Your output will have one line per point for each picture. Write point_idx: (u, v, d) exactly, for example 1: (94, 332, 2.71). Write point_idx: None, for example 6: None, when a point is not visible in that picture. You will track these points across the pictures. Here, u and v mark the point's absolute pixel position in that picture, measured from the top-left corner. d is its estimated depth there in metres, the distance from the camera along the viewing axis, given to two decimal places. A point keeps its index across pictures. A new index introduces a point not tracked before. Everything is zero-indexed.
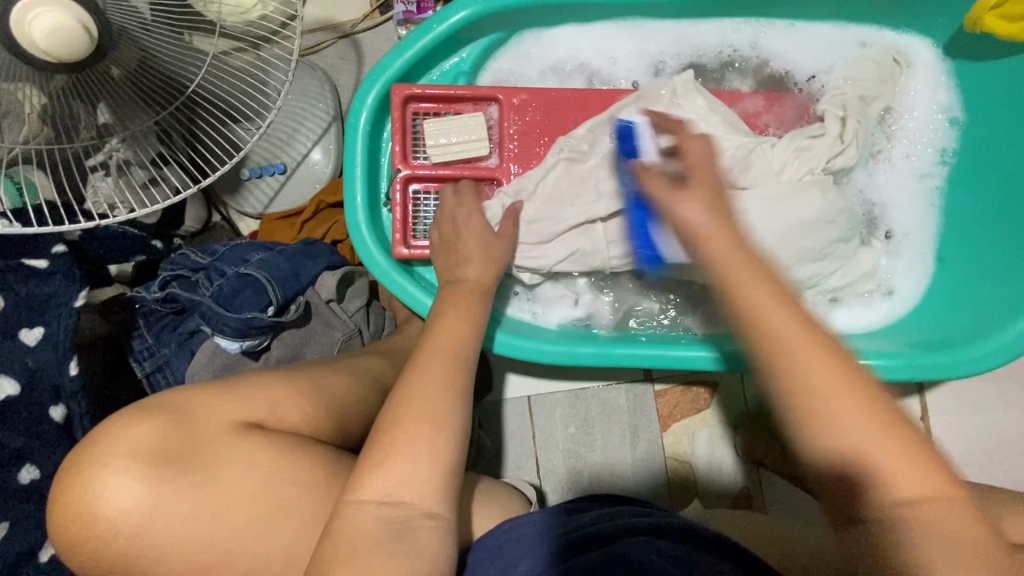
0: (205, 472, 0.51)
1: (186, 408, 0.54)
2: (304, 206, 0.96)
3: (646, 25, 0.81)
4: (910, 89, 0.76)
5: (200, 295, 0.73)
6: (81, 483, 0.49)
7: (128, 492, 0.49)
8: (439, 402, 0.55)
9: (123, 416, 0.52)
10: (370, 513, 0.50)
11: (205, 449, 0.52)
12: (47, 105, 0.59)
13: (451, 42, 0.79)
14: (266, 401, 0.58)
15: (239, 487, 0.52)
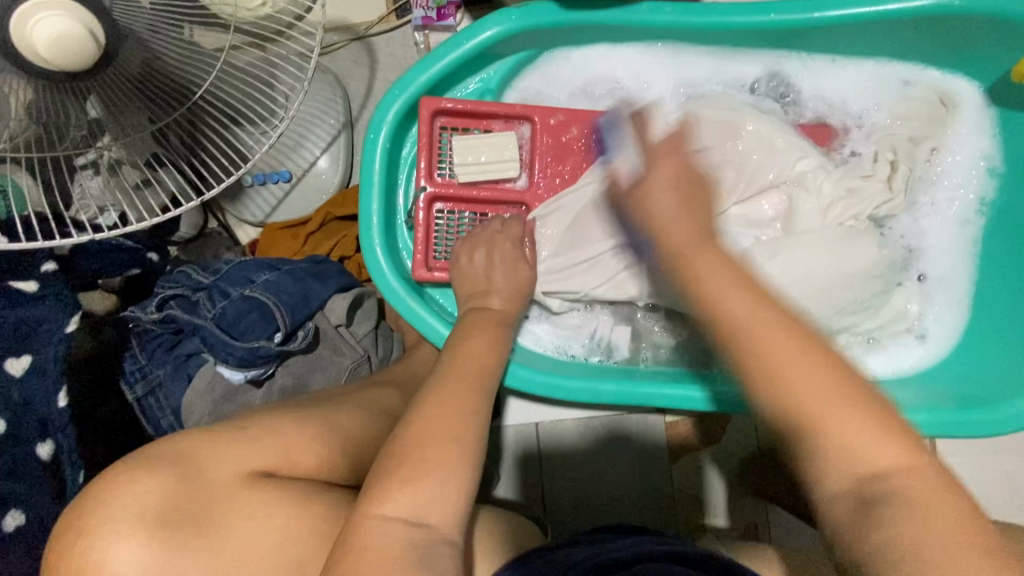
0: (214, 533, 0.48)
1: (191, 458, 0.49)
2: (309, 217, 0.92)
3: (679, 51, 0.78)
4: (948, 133, 0.75)
5: (201, 317, 0.68)
6: (76, 546, 0.45)
7: (130, 556, 0.45)
8: (467, 453, 0.52)
9: (122, 471, 0.48)
10: (394, 538, 0.47)
11: (214, 506, 0.48)
12: (36, 101, 0.53)
13: (479, 58, 0.75)
14: (277, 446, 0.53)
15: (254, 547, 0.48)
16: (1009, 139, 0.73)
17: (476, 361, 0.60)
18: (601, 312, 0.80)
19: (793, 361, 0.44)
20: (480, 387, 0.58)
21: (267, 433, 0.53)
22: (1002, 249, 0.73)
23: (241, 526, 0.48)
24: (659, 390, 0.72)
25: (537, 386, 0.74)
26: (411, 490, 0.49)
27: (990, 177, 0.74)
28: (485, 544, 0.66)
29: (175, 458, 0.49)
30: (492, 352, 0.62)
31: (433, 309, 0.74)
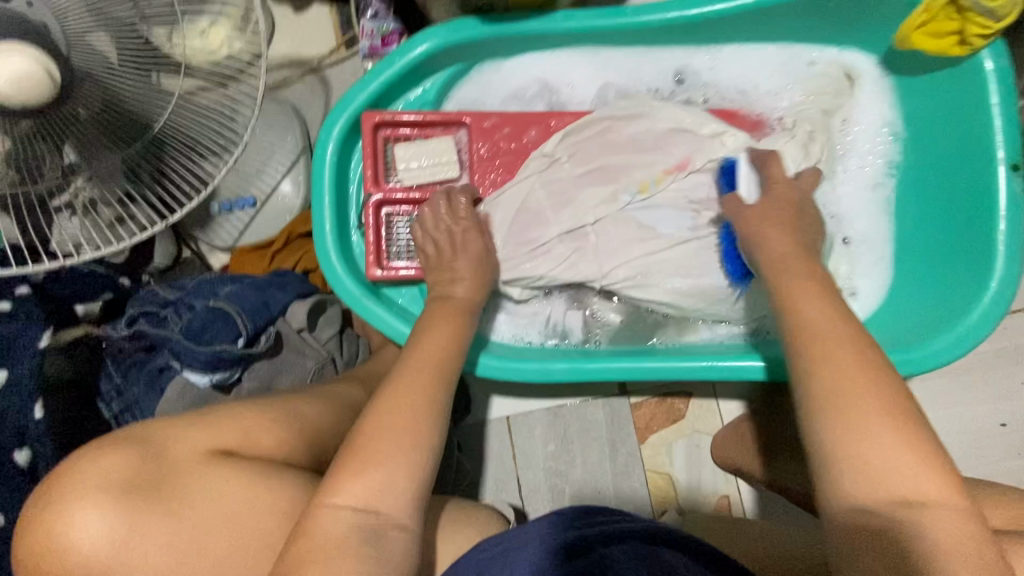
0: (181, 501, 0.51)
1: (154, 439, 0.53)
2: (274, 238, 0.97)
3: (601, 53, 0.85)
4: (857, 102, 0.80)
5: (169, 330, 0.73)
6: (50, 516, 0.48)
7: (100, 526, 0.48)
8: (415, 435, 0.55)
9: (86, 452, 0.51)
10: (347, 520, 0.51)
11: (177, 479, 0.52)
12: (10, 147, 0.61)
13: (414, 75, 0.82)
14: (238, 428, 0.57)
15: (216, 512, 0.51)
16: (908, 102, 0.77)
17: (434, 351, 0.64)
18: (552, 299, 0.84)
19: (855, 387, 0.50)
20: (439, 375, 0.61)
21: (227, 416, 0.57)
22: (911, 204, 0.77)
23: (203, 495, 0.52)
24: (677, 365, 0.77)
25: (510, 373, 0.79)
26: (364, 482, 0.52)
27: (894, 141, 0.78)
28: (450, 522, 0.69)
29: (139, 438, 0.53)
30: (452, 342, 0.66)
31: (389, 307, 0.79)
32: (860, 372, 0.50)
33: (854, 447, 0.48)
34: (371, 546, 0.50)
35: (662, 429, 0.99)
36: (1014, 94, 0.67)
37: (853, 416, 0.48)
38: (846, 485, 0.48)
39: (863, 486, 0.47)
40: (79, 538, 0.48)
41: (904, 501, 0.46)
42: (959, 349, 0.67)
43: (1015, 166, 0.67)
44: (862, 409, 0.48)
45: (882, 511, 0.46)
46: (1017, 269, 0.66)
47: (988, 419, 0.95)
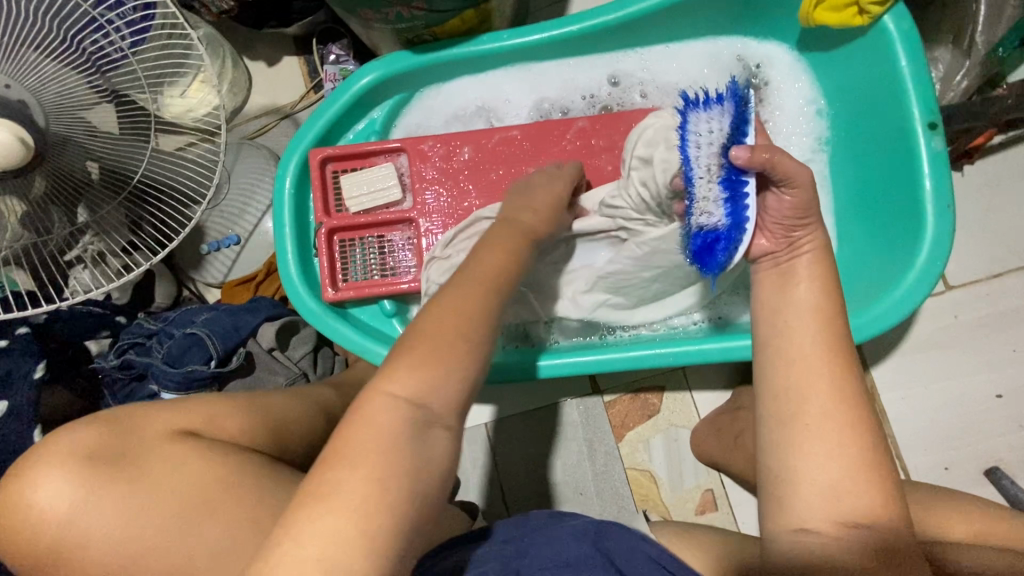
0: (135, 478, 0.57)
1: (119, 435, 0.59)
2: (257, 271, 1.06)
3: (533, 67, 0.90)
4: (774, 88, 0.84)
5: (153, 357, 0.80)
6: (19, 486, 0.56)
7: (60, 499, 0.55)
8: (451, 354, 0.49)
9: (63, 427, 0.59)
10: (392, 413, 0.47)
11: (132, 468, 0.57)
12: (25, 212, 0.71)
13: (361, 107, 0.89)
14: (195, 422, 0.63)
15: (163, 491, 0.57)
16: (824, 83, 0.81)
17: (491, 272, 0.56)
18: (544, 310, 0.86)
19: (830, 424, 0.54)
20: (491, 297, 0.53)
21: (188, 412, 0.63)
22: (842, 176, 0.80)
23: (155, 476, 0.58)
24: (664, 351, 0.78)
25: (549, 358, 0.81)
26: (416, 383, 0.48)
27: (819, 118, 0.82)
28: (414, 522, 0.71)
29: (105, 434, 0.59)
30: (510, 260, 0.58)
31: (350, 322, 0.84)
32: (820, 408, 0.55)
33: (806, 476, 0.54)
34: (417, 450, 0.46)
35: (638, 424, 0.99)
36: (921, 57, 0.69)
37: (808, 451, 0.54)
38: (804, 504, 0.53)
39: (820, 510, 0.53)
40: (39, 506, 0.55)
41: (853, 521, 0.52)
42: (900, 310, 0.67)
43: (931, 126, 0.68)
44: (823, 436, 0.54)
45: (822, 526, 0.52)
46: (948, 226, 0.67)
47: (982, 392, 0.90)
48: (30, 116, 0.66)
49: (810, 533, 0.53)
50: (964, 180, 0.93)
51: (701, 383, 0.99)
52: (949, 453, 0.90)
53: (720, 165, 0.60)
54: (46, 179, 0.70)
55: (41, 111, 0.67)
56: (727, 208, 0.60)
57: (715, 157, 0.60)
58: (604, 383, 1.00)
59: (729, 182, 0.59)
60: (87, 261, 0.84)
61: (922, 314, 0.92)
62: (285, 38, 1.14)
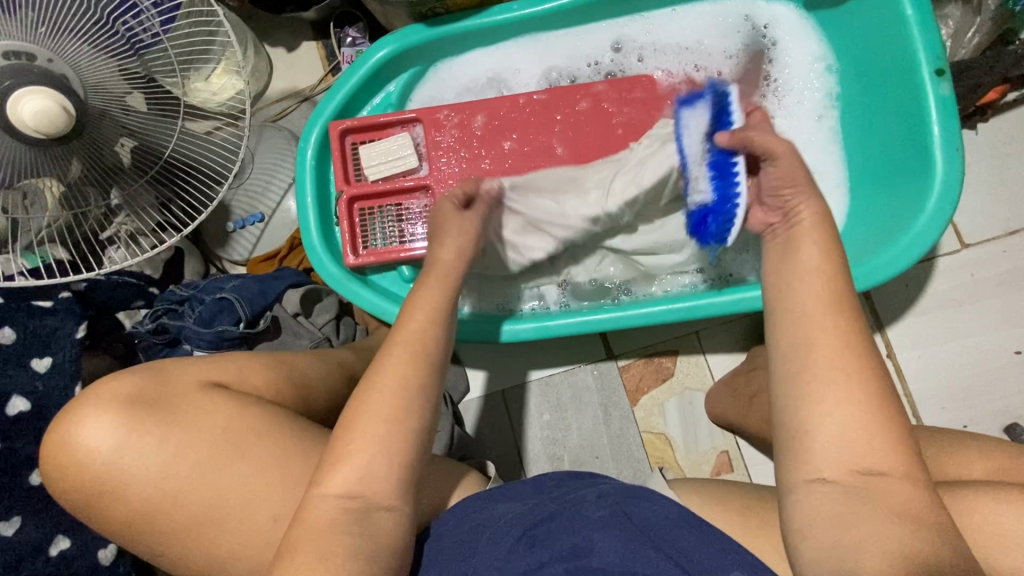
0: (168, 418, 0.60)
1: (155, 379, 0.62)
2: (280, 247, 1.11)
3: (543, 37, 0.93)
4: (782, 48, 0.85)
5: (186, 321, 0.85)
6: (62, 428, 0.59)
7: (100, 441, 0.58)
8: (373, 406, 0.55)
9: (105, 377, 0.62)
10: (324, 496, 0.53)
11: (166, 407, 0.61)
12: (64, 191, 0.76)
13: (378, 80, 0.93)
14: (227, 370, 0.65)
15: (199, 434, 0.59)
16: (834, 40, 0.83)
17: (421, 329, 0.62)
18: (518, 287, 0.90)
19: (842, 375, 0.52)
20: (426, 354, 0.60)
21: (220, 359, 0.66)
22: (853, 130, 0.81)
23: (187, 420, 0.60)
24: (674, 307, 0.80)
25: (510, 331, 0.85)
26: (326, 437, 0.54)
27: (830, 74, 0.83)
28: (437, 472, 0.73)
29: (142, 378, 0.63)
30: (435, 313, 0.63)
31: (373, 289, 0.87)
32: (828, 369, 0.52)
33: (820, 427, 0.51)
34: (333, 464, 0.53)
35: (653, 388, 1.00)
36: (926, 6, 0.71)
37: (823, 402, 0.51)
38: (818, 455, 0.51)
39: (834, 458, 0.50)
40: (80, 447, 0.58)
41: (866, 470, 0.50)
42: (912, 253, 0.68)
43: (939, 73, 0.70)
44: (836, 382, 0.51)
45: (838, 477, 0.50)
46: (957, 169, 0.68)
47: (1002, 349, 0.90)
48: (71, 89, 0.70)
49: (825, 483, 0.51)
50: (977, 137, 0.93)
51: (714, 347, 1.00)
52: (967, 411, 0.89)
53: (708, 151, 0.73)
54: (82, 160, 0.75)
55: (81, 86, 0.72)
56: (717, 185, 0.71)
57: (703, 144, 0.74)
58: (618, 348, 1.02)
59: (717, 162, 0.72)
60: (121, 241, 0.88)
61: (938, 273, 0.92)
62: (303, 24, 1.19)
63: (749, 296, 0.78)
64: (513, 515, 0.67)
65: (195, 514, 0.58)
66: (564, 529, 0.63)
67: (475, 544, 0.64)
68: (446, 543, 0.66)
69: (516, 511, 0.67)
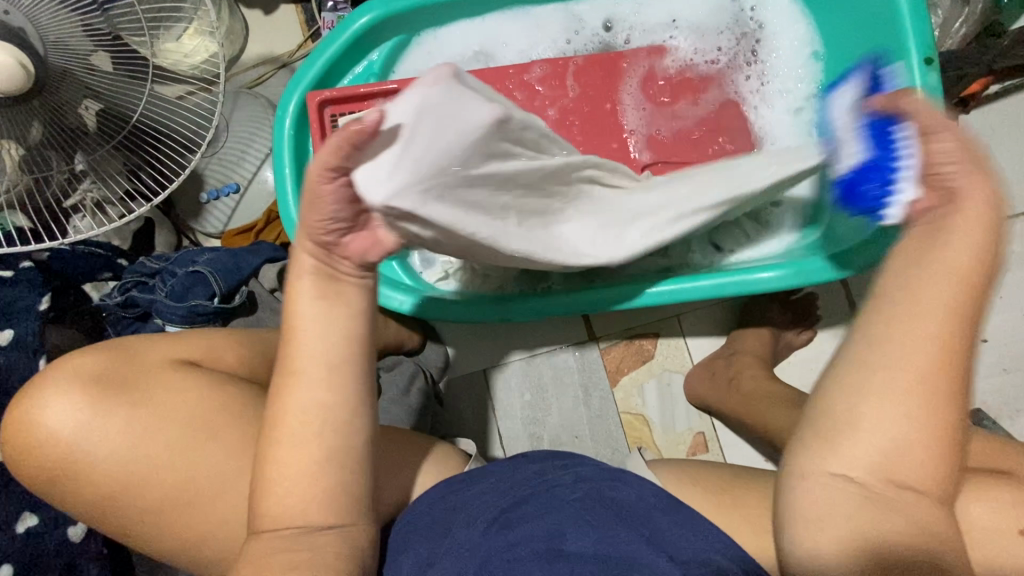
0: (139, 396, 0.57)
1: (129, 349, 0.60)
2: (256, 220, 1.07)
3: (533, 11, 0.91)
4: (769, 32, 0.86)
5: (156, 295, 0.82)
6: (27, 404, 0.57)
7: (66, 421, 0.56)
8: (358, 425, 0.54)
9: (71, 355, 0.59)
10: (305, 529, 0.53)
11: (136, 382, 0.58)
12: (24, 155, 0.72)
13: (360, 48, 0.89)
14: (202, 345, 0.64)
15: (170, 411, 0.57)
16: (823, 27, 0.84)
17: (321, 352, 0.54)
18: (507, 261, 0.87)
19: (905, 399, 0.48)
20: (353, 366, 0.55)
21: (194, 337, 0.64)
22: None
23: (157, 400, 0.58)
24: (659, 289, 0.78)
25: (413, 308, 0.83)
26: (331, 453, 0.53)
27: (814, 60, 0.85)
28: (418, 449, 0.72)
29: (115, 348, 0.60)
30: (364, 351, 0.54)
31: None
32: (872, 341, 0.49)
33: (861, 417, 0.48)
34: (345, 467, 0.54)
35: (633, 370, 1.01)
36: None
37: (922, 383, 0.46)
38: (852, 454, 0.48)
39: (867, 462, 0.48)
40: (48, 422, 0.56)
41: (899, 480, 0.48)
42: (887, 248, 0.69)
43: (927, 61, 0.70)
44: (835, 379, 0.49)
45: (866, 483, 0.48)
46: None
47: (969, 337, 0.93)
48: (30, 44, 0.65)
49: (854, 485, 0.48)
50: None
51: (696, 331, 1.01)
52: None
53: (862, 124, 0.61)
54: (44, 124, 0.71)
55: (41, 42, 0.67)
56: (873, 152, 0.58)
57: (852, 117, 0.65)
58: (600, 330, 1.02)
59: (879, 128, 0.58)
60: (87, 210, 0.84)
61: None
62: None
63: (746, 278, 0.75)
64: (506, 496, 0.67)
65: (169, 496, 0.56)
66: (549, 509, 0.64)
67: (452, 526, 0.65)
68: (425, 523, 0.67)
69: (507, 492, 0.67)
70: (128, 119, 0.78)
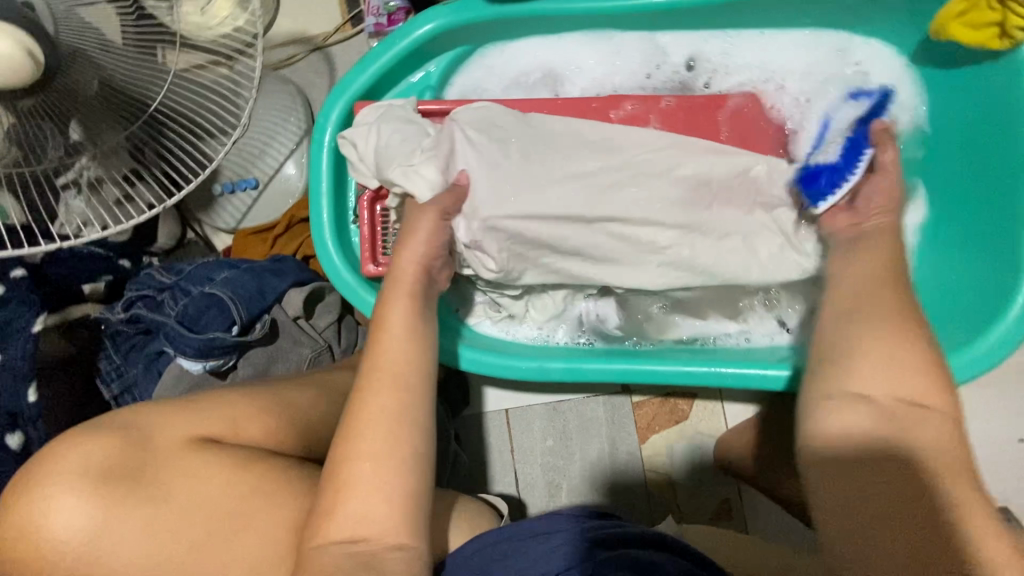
0: (160, 488, 0.52)
1: (143, 425, 0.55)
2: (277, 220, 0.94)
3: (613, 36, 0.82)
4: (869, 94, 0.78)
5: (166, 316, 0.73)
6: (32, 499, 0.49)
7: (79, 508, 0.49)
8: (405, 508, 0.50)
9: (78, 434, 0.53)
10: None
11: (156, 467, 0.53)
12: (13, 129, 0.60)
13: (418, 57, 0.79)
14: (226, 418, 0.59)
15: (195, 504, 0.52)
16: (927, 100, 0.76)
17: (390, 366, 0.55)
18: (555, 296, 0.78)
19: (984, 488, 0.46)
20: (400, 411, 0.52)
21: (219, 406, 0.59)
22: (935, 201, 0.76)
23: (181, 482, 0.53)
24: (718, 372, 0.72)
25: None
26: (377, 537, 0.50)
27: (917, 136, 0.77)
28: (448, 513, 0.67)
29: (127, 426, 0.54)
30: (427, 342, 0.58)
31: None
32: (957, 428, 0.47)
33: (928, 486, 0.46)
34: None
35: (664, 429, 0.97)
36: None
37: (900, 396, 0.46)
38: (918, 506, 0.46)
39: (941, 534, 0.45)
40: (59, 523, 0.49)
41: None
42: (980, 365, 0.64)
43: None
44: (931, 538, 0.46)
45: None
46: None
47: (1008, 436, 0.90)
48: (39, 22, 0.55)
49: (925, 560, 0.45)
50: None
51: (734, 395, 0.97)
52: None
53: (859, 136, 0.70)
54: (42, 99, 0.59)
55: (51, 19, 0.57)
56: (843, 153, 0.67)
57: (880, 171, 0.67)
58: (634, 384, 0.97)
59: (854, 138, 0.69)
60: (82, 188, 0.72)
61: None
62: None
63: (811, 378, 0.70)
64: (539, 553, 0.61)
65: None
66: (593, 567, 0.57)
67: None
68: None
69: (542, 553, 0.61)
70: (146, 104, 0.67)
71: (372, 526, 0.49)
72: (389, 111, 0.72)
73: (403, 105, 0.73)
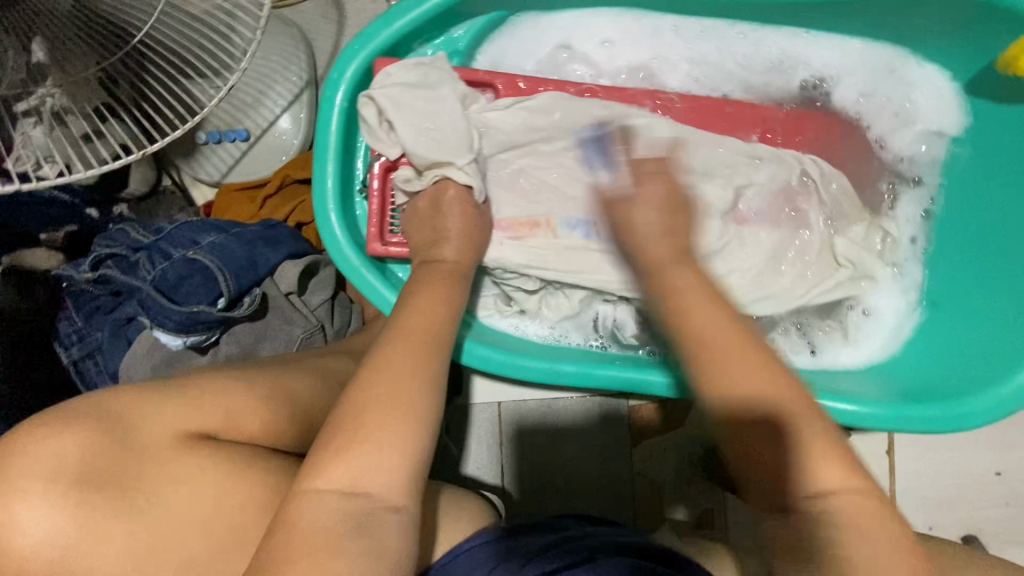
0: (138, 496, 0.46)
1: (121, 417, 0.48)
2: (268, 178, 0.86)
3: (659, 20, 0.76)
4: (914, 116, 0.75)
5: (140, 278, 0.66)
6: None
7: (47, 515, 0.44)
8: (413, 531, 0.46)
9: (42, 429, 0.46)
10: None
11: (133, 469, 0.47)
12: None
13: (447, 17, 0.71)
14: (217, 409, 0.53)
15: (179, 512, 0.47)
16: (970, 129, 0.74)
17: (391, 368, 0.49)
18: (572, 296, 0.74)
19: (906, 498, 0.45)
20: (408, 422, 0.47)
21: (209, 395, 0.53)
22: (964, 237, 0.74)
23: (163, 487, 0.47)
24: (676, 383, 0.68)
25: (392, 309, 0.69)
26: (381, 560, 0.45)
27: (954, 168, 0.75)
28: (451, 513, 0.64)
29: (103, 416, 0.48)
30: (448, 303, 0.57)
31: (390, 284, 0.71)
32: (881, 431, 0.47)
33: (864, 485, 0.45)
34: None
35: (657, 436, 0.94)
36: None
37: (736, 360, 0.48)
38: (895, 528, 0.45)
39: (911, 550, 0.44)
40: (25, 527, 0.43)
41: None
42: (996, 413, 0.63)
43: None
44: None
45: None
46: None
47: (984, 468, 0.92)
48: None
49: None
50: None
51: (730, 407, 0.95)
52: (936, 519, 0.92)
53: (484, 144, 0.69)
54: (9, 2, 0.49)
55: None
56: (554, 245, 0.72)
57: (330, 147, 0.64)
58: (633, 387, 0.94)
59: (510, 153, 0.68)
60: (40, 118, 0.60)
61: None
62: None
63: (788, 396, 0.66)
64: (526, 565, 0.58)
65: None
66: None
67: None
68: None
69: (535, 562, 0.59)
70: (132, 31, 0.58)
71: (376, 480, 0.44)
72: (429, 86, 0.66)
73: (445, 74, 0.67)
